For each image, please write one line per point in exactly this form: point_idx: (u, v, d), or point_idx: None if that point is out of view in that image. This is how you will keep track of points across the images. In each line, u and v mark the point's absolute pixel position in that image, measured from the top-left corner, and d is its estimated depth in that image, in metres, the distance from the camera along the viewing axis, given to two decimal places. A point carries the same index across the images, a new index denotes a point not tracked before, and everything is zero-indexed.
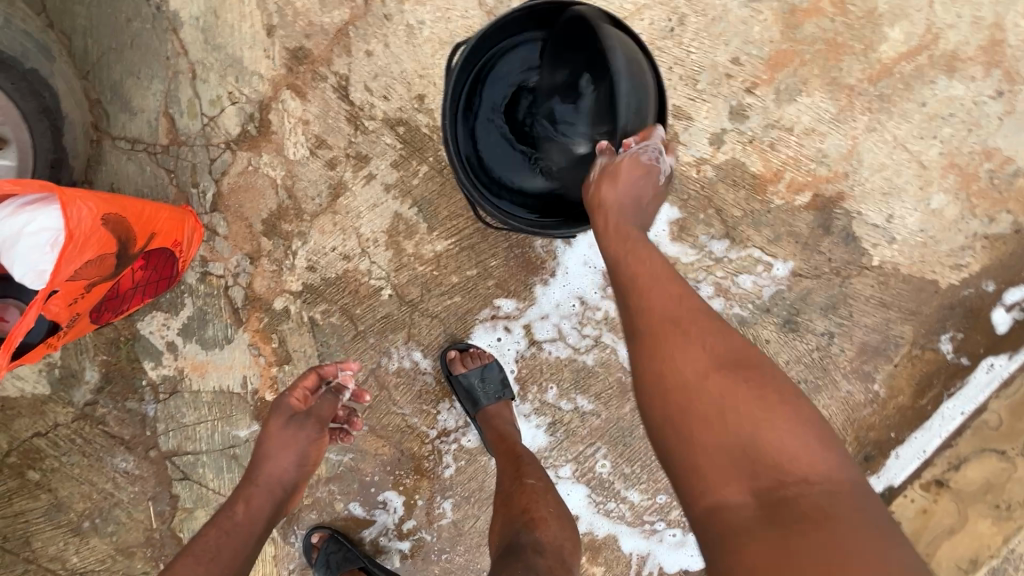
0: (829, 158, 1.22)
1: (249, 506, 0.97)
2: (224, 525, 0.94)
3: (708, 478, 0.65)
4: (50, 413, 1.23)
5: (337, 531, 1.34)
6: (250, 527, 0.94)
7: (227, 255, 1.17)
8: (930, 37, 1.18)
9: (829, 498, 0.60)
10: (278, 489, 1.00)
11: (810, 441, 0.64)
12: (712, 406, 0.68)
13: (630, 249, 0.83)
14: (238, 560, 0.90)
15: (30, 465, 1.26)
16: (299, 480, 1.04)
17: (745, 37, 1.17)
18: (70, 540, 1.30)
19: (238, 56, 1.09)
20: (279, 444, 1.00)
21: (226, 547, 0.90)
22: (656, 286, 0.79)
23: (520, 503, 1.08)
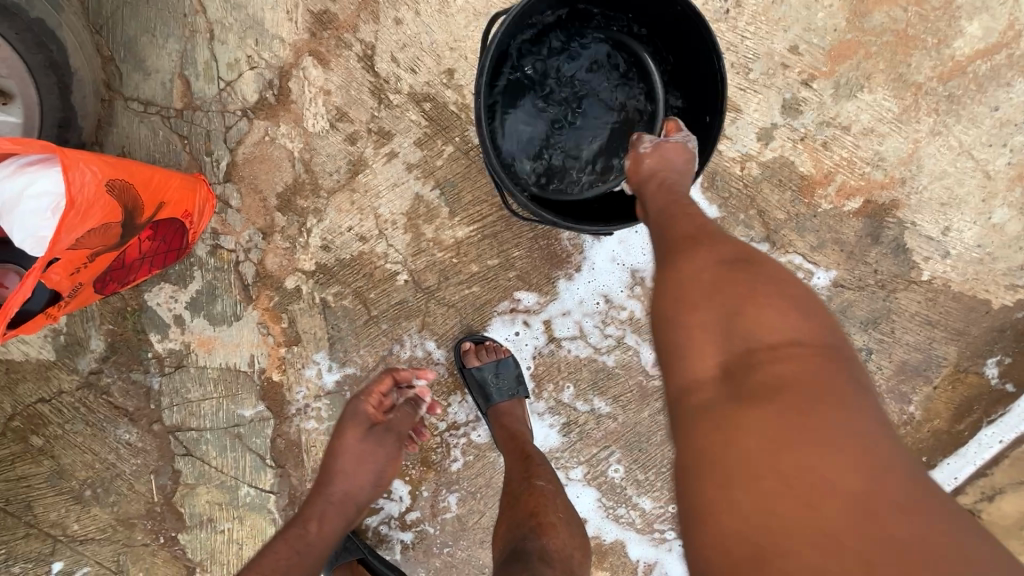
0: (886, 162, 1.13)
1: (322, 525, 1.00)
2: (296, 543, 0.97)
3: (680, 357, 0.63)
4: (55, 379, 1.21)
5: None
6: (321, 547, 0.98)
7: (239, 229, 1.12)
8: (1011, 35, 1.07)
9: (801, 370, 0.56)
10: (350, 503, 1.04)
11: (809, 328, 0.60)
12: (686, 295, 0.64)
13: (662, 181, 0.81)
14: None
15: (34, 430, 1.24)
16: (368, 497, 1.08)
17: (807, 24, 1.07)
18: (71, 508, 1.29)
19: (260, 18, 1.02)
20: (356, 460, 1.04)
21: (298, 564, 0.94)
22: (675, 201, 0.76)
23: (528, 506, 1.02)
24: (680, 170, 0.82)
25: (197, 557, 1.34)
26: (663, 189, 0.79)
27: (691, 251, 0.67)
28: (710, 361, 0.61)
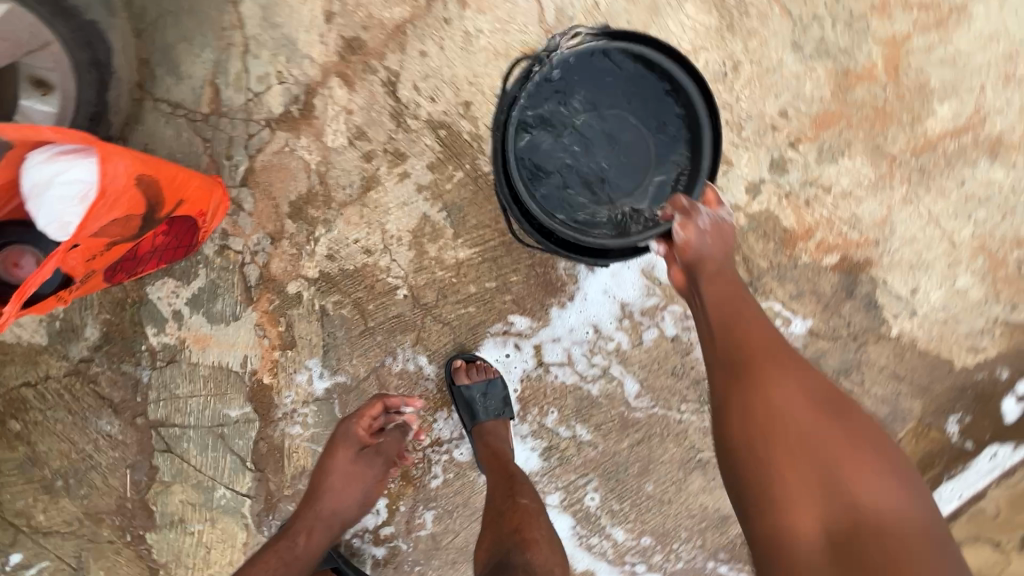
0: (862, 223, 1.22)
1: (310, 538, 1.12)
2: (286, 555, 1.09)
3: (783, 507, 0.72)
4: (43, 364, 1.20)
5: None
6: (307, 558, 1.11)
7: (249, 232, 1.16)
8: (978, 119, 1.18)
9: (902, 542, 0.67)
10: (339, 519, 1.16)
11: (903, 496, 0.72)
12: (791, 447, 0.74)
13: (726, 301, 0.90)
14: None
15: (13, 415, 1.23)
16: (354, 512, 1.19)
17: (796, 92, 1.17)
18: (40, 497, 1.27)
19: (293, 37, 1.08)
20: (346, 479, 1.15)
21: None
22: (747, 326, 0.86)
23: (511, 523, 1.05)
24: (737, 283, 0.94)
25: (163, 558, 1.32)
26: (750, 314, 0.89)
27: (792, 401, 0.78)
28: (813, 516, 0.70)
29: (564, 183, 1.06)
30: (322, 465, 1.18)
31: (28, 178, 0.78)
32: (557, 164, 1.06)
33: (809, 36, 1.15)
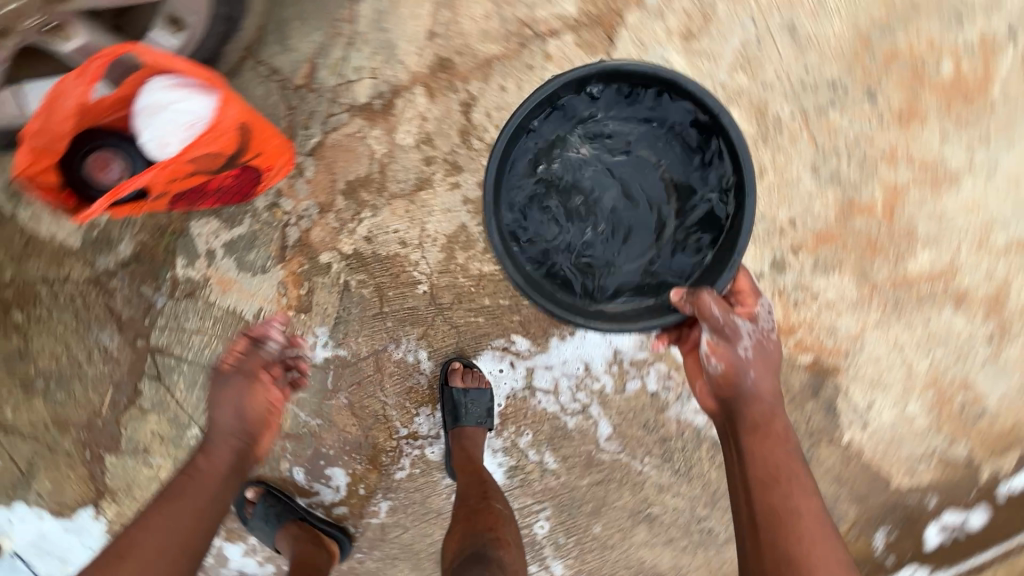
0: (837, 334, 1.37)
1: (209, 455, 1.08)
2: (188, 472, 1.07)
3: None
4: (66, 266, 1.25)
5: (272, 486, 1.36)
6: (210, 472, 1.06)
7: (301, 198, 1.25)
8: (951, 271, 1.36)
9: None
10: (229, 445, 1.09)
11: None
12: None
13: (778, 496, 0.92)
14: (192, 496, 1.03)
15: (19, 306, 1.25)
16: (253, 428, 1.12)
17: (808, 208, 1.33)
18: (16, 392, 1.28)
19: (394, 43, 1.21)
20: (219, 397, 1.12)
21: (187, 486, 1.04)
22: (804, 531, 0.89)
23: (487, 521, 1.10)
24: (790, 460, 0.97)
25: (115, 483, 1.33)
26: (810, 511, 0.91)
27: None
28: None
29: (604, 241, 1.19)
30: (208, 408, 1.16)
31: (146, 98, 0.89)
32: (589, 219, 1.19)
33: (829, 164, 1.32)
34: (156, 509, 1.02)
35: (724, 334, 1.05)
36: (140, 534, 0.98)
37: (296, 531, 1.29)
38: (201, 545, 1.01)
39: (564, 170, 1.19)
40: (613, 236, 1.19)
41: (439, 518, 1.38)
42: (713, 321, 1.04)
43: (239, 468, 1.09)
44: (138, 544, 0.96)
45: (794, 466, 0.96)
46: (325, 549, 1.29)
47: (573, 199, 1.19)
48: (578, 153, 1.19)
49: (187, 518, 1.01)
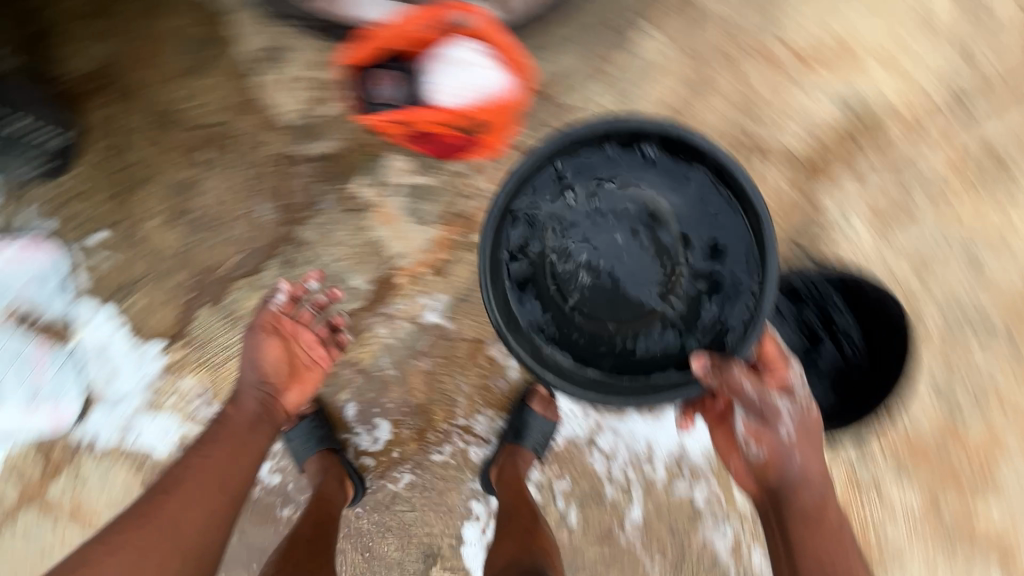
0: (881, 540, 1.38)
1: (238, 404, 1.14)
2: (222, 419, 1.13)
3: None
4: (267, 135, 1.34)
5: (319, 409, 1.38)
6: (244, 419, 1.12)
7: (489, 180, 1.33)
8: (1013, 539, 1.37)
9: None
10: (253, 395, 1.14)
11: None
12: None
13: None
14: (230, 440, 1.08)
15: (210, 147, 1.35)
16: (271, 377, 1.16)
17: (912, 416, 1.36)
18: (164, 216, 1.36)
19: (635, 98, 1.31)
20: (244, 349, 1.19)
21: (224, 431, 1.10)
22: None
23: (538, 543, 1.20)
24: (841, 555, 1.02)
25: (197, 333, 1.39)
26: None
27: None
28: None
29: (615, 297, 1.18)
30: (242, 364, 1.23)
31: (451, 47, 1.01)
32: (598, 271, 1.18)
33: (950, 388, 1.35)
34: (199, 452, 1.08)
35: (765, 417, 1.07)
36: (190, 474, 1.03)
37: (327, 464, 1.34)
38: (236, 485, 1.05)
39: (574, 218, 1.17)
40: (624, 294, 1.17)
41: (448, 515, 1.40)
42: (748, 399, 1.07)
43: (269, 413, 1.14)
44: (185, 483, 1.02)
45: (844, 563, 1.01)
46: (343, 491, 1.34)
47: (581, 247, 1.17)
48: (589, 201, 1.17)
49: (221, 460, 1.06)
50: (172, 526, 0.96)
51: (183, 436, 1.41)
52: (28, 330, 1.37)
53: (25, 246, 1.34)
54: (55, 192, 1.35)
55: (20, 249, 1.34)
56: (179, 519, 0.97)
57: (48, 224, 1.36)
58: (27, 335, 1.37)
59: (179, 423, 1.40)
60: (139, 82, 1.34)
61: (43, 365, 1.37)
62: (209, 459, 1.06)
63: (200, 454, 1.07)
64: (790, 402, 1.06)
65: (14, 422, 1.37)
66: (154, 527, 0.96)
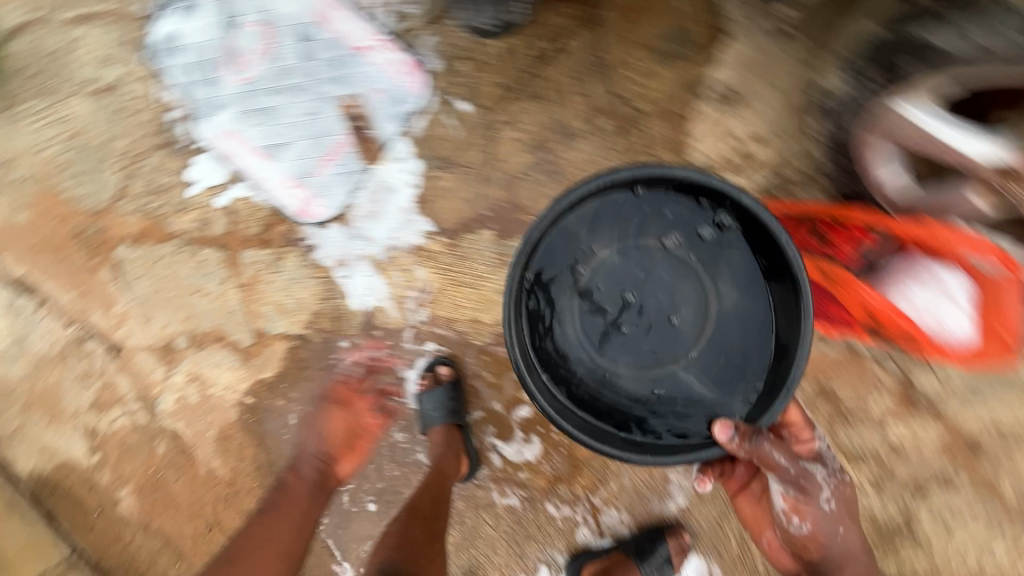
0: None
1: (297, 475, 1.25)
2: (278, 486, 1.25)
3: None
4: (666, 151, 1.29)
5: (458, 379, 1.35)
6: (303, 485, 1.24)
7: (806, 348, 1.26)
8: None
9: None
10: (309, 466, 1.27)
11: None
12: None
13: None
14: (297, 503, 1.20)
15: (614, 119, 1.30)
16: (327, 452, 1.29)
17: None
18: (526, 136, 1.32)
19: (985, 399, 1.23)
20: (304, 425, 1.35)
21: (285, 497, 1.21)
22: None
23: None
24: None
25: (463, 244, 1.35)
26: None
27: None
28: None
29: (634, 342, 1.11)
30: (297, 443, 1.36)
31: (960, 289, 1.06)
32: (616, 314, 1.11)
33: None
34: (262, 520, 1.16)
35: (804, 489, 1.09)
36: (251, 542, 1.12)
37: (451, 437, 1.30)
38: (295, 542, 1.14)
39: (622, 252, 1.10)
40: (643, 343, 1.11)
41: (515, 557, 1.35)
42: (786, 473, 1.07)
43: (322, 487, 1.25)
44: (242, 546, 1.12)
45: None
46: (460, 462, 1.29)
47: (624, 284, 1.10)
48: (636, 237, 1.10)
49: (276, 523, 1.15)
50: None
51: (378, 308, 1.37)
52: (348, 124, 1.36)
53: (405, 64, 1.34)
54: (463, 46, 1.33)
55: (401, 62, 1.34)
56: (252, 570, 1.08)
57: (439, 63, 1.34)
58: (343, 127, 1.36)
59: (384, 295, 1.37)
60: (610, 20, 1.29)
61: (333, 158, 1.36)
62: (270, 523, 1.15)
63: (262, 519, 1.16)
64: (823, 469, 1.11)
65: (275, 179, 1.38)
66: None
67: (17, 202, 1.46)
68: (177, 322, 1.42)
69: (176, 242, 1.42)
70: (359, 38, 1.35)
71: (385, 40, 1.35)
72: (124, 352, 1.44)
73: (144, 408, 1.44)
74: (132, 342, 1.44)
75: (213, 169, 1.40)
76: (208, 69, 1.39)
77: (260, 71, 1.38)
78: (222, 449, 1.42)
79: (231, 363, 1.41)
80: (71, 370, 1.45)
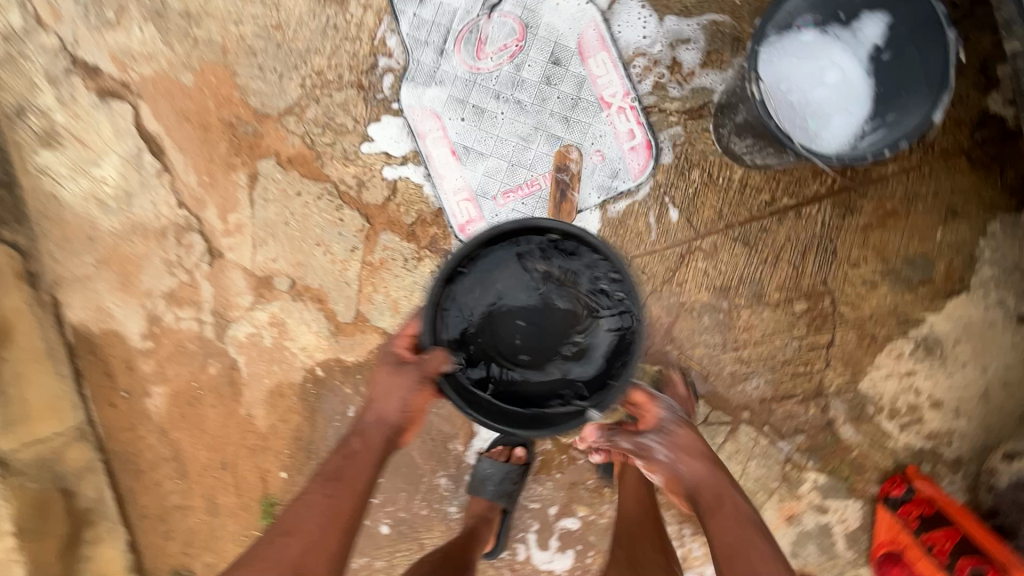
0: None
1: (362, 439, 1.11)
2: (344, 451, 1.10)
3: None
4: (843, 365, 1.20)
5: (529, 465, 1.29)
6: (368, 455, 1.09)
7: None
8: None
9: None
10: (381, 429, 1.11)
11: None
12: None
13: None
14: (359, 474, 1.07)
15: (811, 308, 1.21)
16: (401, 422, 1.11)
17: None
18: (715, 275, 1.23)
19: None
20: (387, 387, 1.09)
21: (349, 463, 1.08)
22: None
23: None
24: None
25: None
26: None
27: None
28: None
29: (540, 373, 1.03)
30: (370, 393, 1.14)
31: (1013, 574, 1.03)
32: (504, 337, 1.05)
33: None
34: (322, 486, 1.05)
35: (644, 454, 1.00)
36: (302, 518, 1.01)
37: (495, 517, 1.25)
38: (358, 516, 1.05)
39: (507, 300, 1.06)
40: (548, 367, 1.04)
41: None
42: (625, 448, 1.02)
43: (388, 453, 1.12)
44: (300, 517, 1.02)
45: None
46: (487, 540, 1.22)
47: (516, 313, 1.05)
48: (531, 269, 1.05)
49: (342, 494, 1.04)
50: (308, 544, 0.99)
51: None
52: (551, 170, 1.25)
53: (640, 141, 1.22)
54: (705, 155, 1.22)
55: (636, 139, 1.22)
56: (319, 541, 0.99)
57: (671, 159, 1.22)
58: (545, 170, 1.25)
59: None
60: (860, 212, 1.19)
61: (519, 194, 1.26)
62: (329, 494, 1.03)
63: (321, 485, 1.05)
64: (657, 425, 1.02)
65: (452, 183, 1.27)
66: (282, 551, 0.98)
67: (188, 61, 1.34)
68: (286, 262, 1.34)
69: (325, 187, 1.32)
70: (607, 89, 1.23)
71: (630, 107, 1.22)
72: (223, 261, 1.36)
73: (215, 325, 1.37)
74: (235, 257, 1.36)
75: (396, 137, 1.29)
76: (440, 39, 1.26)
77: (490, 69, 1.25)
78: (271, 402, 1.36)
79: (319, 328, 1.34)
80: (163, 251, 1.37)
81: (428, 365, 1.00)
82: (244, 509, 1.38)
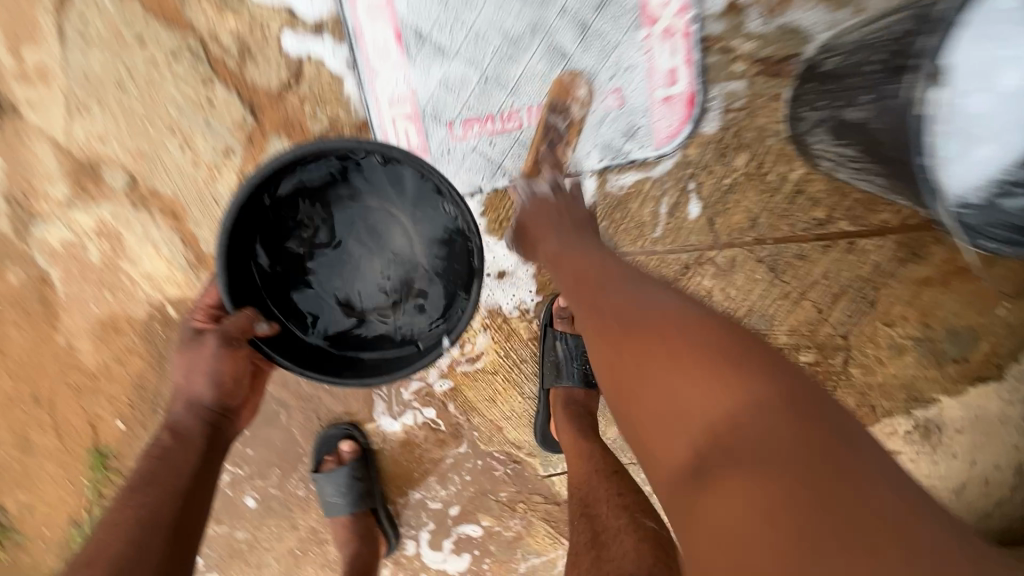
0: None
1: (174, 430, 0.78)
2: (152, 451, 0.76)
3: None
4: None
5: (368, 453, 1.05)
6: (186, 443, 0.77)
7: None
8: None
9: None
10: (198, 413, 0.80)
11: None
12: None
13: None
14: (177, 464, 0.74)
15: (817, 362, 0.96)
16: (223, 398, 0.81)
17: None
18: (720, 298, 0.93)
19: None
20: (187, 368, 0.79)
21: (161, 458, 0.75)
22: None
23: None
24: (793, 453, 0.41)
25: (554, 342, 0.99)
26: None
27: None
28: None
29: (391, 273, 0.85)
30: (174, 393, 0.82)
31: None
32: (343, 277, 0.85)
33: None
34: (126, 499, 0.70)
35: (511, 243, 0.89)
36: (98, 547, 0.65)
37: (361, 522, 1.03)
38: (195, 531, 0.71)
39: (300, 240, 0.82)
40: (389, 256, 0.85)
41: None
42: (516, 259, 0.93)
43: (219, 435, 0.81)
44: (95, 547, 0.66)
45: (777, 411, 0.43)
46: (368, 549, 1.01)
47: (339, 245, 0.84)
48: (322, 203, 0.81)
49: (165, 500, 0.71)
50: None
51: None
52: (542, 104, 0.84)
53: (680, 89, 0.82)
54: (762, 132, 0.84)
55: (676, 87, 0.82)
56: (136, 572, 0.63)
57: (714, 130, 0.84)
58: (532, 100, 0.84)
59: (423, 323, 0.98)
60: (926, 261, 0.90)
61: (486, 128, 0.85)
62: (136, 503, 0.70)
63: (122, 499, 0.70)
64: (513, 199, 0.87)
65: (389, 86, 0.83)
66: None
67: None
68: (124, 148, 0.89)
69: (189, 43, 0.84)
70: None
71: (683, 33, 0.79)
72: (16, 124, 0.88)
73: (11, 219, 0.93)
74: (36, 120, 0.88)
75: None
76: None
77: None
78: (101, 336, 1.00)
79: (171, 251, 0.94)
80: None
81: (230, 330, 0.76)
82: (67, 456, 1.08)
